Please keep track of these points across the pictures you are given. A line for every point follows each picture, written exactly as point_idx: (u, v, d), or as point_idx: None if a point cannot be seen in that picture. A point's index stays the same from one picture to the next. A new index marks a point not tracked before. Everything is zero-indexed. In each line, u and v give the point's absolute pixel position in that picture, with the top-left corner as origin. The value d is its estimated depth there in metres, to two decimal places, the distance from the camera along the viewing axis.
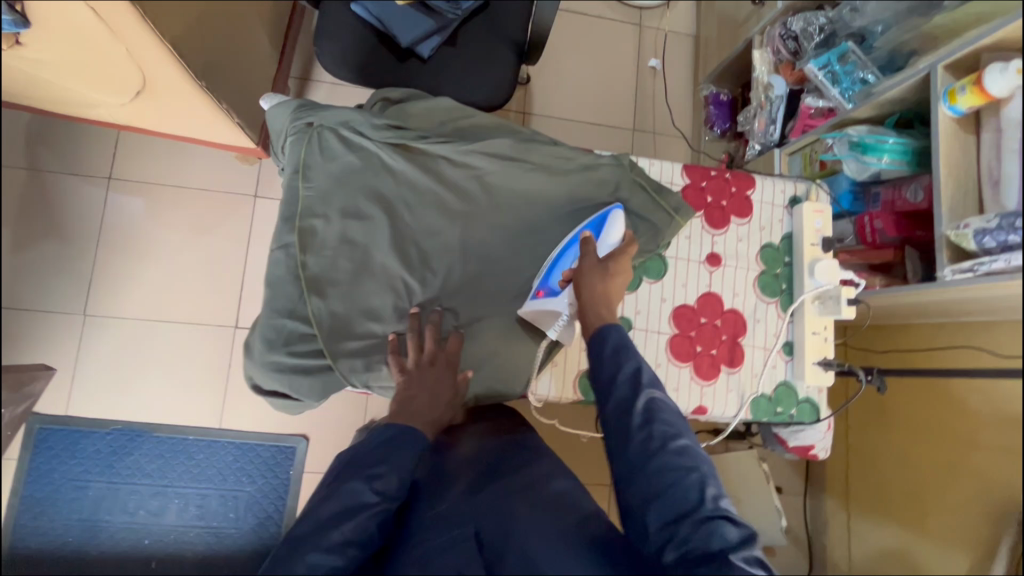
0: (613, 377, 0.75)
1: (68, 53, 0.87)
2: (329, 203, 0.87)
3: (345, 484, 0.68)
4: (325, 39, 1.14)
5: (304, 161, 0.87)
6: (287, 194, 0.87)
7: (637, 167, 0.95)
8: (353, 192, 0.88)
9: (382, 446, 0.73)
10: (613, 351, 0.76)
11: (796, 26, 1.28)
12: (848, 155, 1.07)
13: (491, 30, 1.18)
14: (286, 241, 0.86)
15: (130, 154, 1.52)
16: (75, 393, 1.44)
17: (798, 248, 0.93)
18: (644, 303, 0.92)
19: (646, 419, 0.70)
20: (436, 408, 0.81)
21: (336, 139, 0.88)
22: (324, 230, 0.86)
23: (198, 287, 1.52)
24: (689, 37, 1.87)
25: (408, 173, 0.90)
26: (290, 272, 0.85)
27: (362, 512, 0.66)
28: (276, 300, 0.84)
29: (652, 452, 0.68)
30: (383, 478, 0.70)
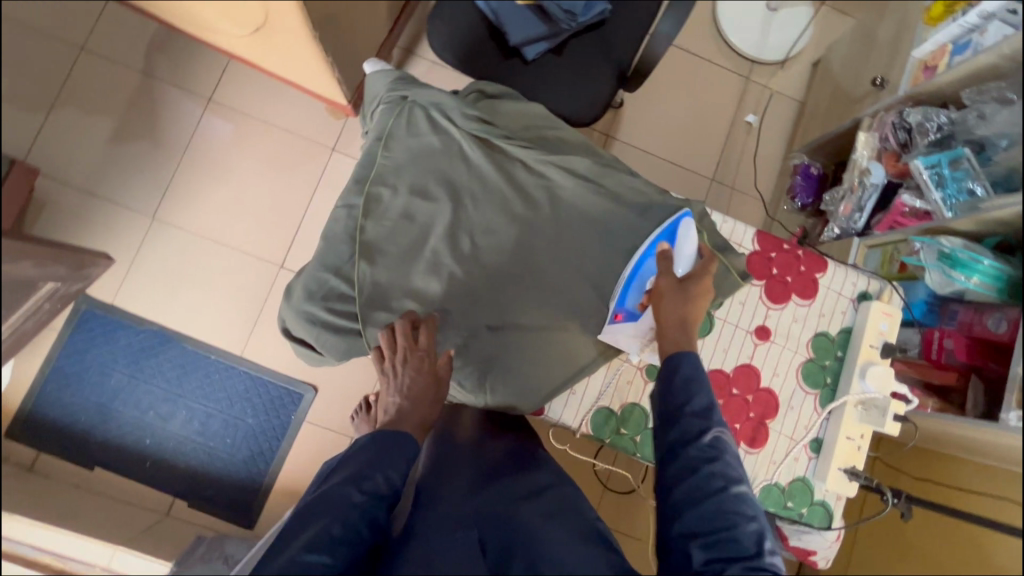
0: (682, 408, 0.74)
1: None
2: (400, 175, 0.90)
3: (336, 487, 0.70)
4: (440, 19, 1.16)
5: (389, 131, 0.91)
6: (365, 158, 0.91)
7: (708, 221, 0.91)
8: (426, 172, 0.90)
9: (379, 444, 0.75)
10: (685, 382, 0.75)
11: (912, 117, 1.22)
12: (934, 264, 1.00)
13: (599, 48, 1.18)
14: (352, 203, 0.90)
15: (234, 81, 1.60)
16: (125, 286, 1.52)
17: (854, 346, 0.88)
18: None
19: (711, 456, 0.70)
20: (424, 409, 0.80)
21: (424, 117, 0.92)
22: (390, 200, 0.89)
23: (259, 220, 1.59)
24: (795, 102, 1.81)
25: (482, 168, 0.91)
26: (347, 233, 0.88)
27: (350, 510, 0.68)
28: (329, 256, 0.88)
29: (713, 487, 0.68)
30: (372, 480, 0.71)
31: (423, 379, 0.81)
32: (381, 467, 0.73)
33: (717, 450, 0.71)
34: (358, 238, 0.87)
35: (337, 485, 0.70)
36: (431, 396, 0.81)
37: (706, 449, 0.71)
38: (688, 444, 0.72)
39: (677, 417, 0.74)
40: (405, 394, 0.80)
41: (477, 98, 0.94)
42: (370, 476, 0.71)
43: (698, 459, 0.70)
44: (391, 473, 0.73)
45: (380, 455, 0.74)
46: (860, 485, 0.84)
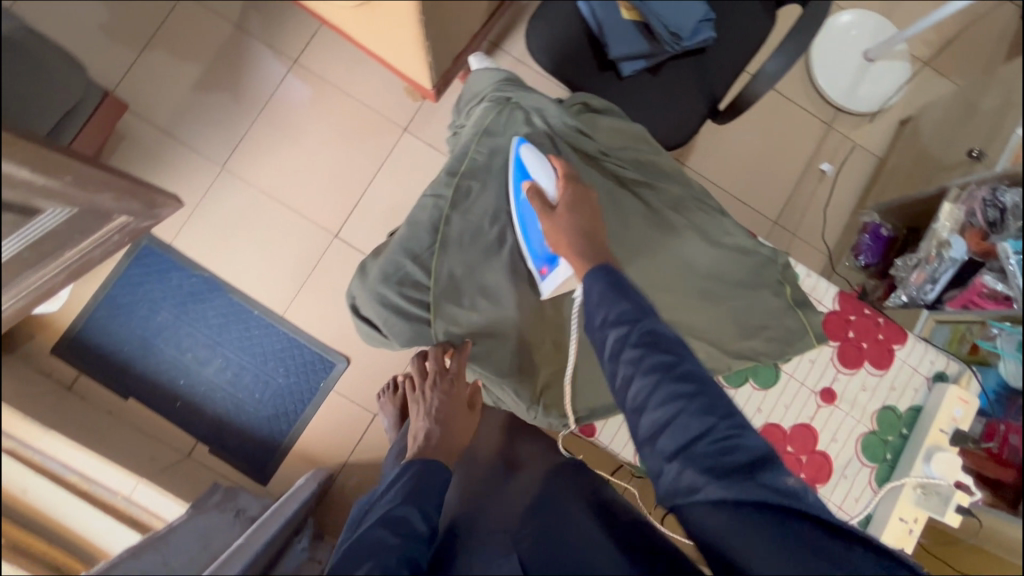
0: (602, 316, 0.69)
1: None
2: (491, 173, 0.91)
3: (370, 533, 0.66)
4: (543, 21, 1.16)
5: (488, 129, 0.91)
6: (460, 150, 0.92)
7: (790, 271, 0.90)
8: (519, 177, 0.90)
9: (409, 483, 0.75)
10: (599, 291, 0.70)
11: (1007, 197, 1.16)
12: (1013, 354, 0.97)
13: (696, 74, 1.16)
14: (440, 193, 0.90)
15: (320, 46, 1.62)
16: (185, 229, 1.56)
17: (922, 427, 0.85)
18: (739, 404, 0.88)
19: (644, 351, 0.65)
20: (453, 434, 0.88)
21: (524, 122, 0.91)
22: (479, 198, 0.90)
23: (321, 186, 1.61)
24: (874, 157, 1.75)
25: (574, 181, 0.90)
26: (432, 222, 0.89)
27: (386, 552, 0.63)
28: (411, 240, 0.88)
29: (653, 386, 0.63)
30: (406, 521, 0.68)
31: (450, 405, 0.90)
32: (411, 505, 0.71)
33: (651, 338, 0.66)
34: (443, 229, 0.88)
35: (370, 530, 0.67)
36: (460, 421, 0.89)
37: (637, 346, 0.65)
38: (620, 350, 0.66)
39: (602, 331, 0.68)
40: (437, 419, 0.88)
41: (581, 110, 0.92)
42: (403, 517, 0.69)
43: (630, 365, 0.64)
44: (424, 512, 0.71)
45: (411, 493, 0.73)
46: None
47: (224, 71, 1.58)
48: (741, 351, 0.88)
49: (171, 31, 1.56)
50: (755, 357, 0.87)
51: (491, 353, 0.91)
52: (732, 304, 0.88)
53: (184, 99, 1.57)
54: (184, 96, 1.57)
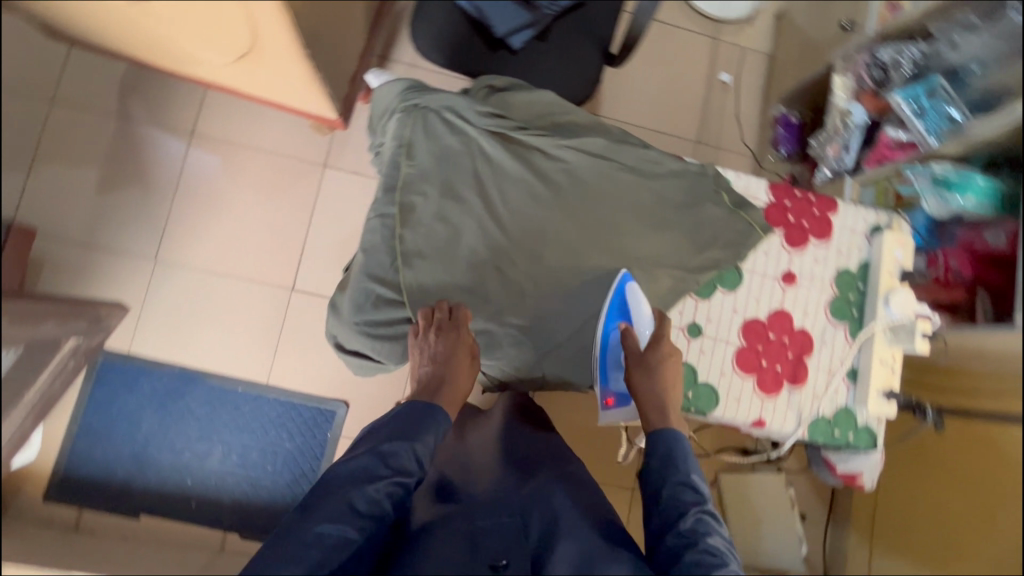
0: (659, 489, 0.76)
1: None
2: (429, 181, 0.91)
3: (361, 461, 0.76)
4: (423, 20, 1.17)
5: (409, 138, 0.92)
6: (389, 167, 0.92)
7: (722, 179, 0.95)
8: (452, 171, 0.92)
9: (403, 420, 0.80)
10: (661, 462, 0.78)
11: (885, 55, 1.28)
12: (929, 189, 1.05)
13: (581, 29, 1.21)
14: (385, 212, 0.90)
15: (212, 111, 1.58)
16: (138, 332, 1.51)
17: (874, 276, 0.92)
18: (716, 312, 0.92)
19: (691, 540, 0.70)
20: (457, 382, 0.86)
21: (439, 121, 0.93)
22: (424, 207, 0.90)
23: (261, 247, 1.58)
24: (764, 55, 1.86)
25: (501, 160, 0.93)
26: (385, 242, 0.90)
27: (371, 484, 0.74)
28: (371, 264, 0.89)
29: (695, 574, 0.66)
30: (399, 458, 0.76)
31: (458, 356, 0.86)
32: (406, 443, 0.78)
33: (698, 532, 0.70)
34: (397, 244, 0.89)
35: (363, 459, 0.76)
36: (465, 365, 0.86)
37: (683, 533, 0.71)
38: (667, 527, 0.72)
39: (658, 495, 0.76)
40: (440, 363, 0.85)
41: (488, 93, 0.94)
42: (395, 453, 0.76)
43: (678, 545, 0.70)
44: (417, 452, 0.78)
45: (405, 429, 0.79)
46: (897, 404, 0.89)
47: (124, 167, 1.54)
48: (703, 263, 0.93)
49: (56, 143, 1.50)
50: (716, 266, 0.92)
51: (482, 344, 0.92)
52: (681, 225, 0.93)
53: (92, 206, 1.51)
54: (90, 203, 1.51)
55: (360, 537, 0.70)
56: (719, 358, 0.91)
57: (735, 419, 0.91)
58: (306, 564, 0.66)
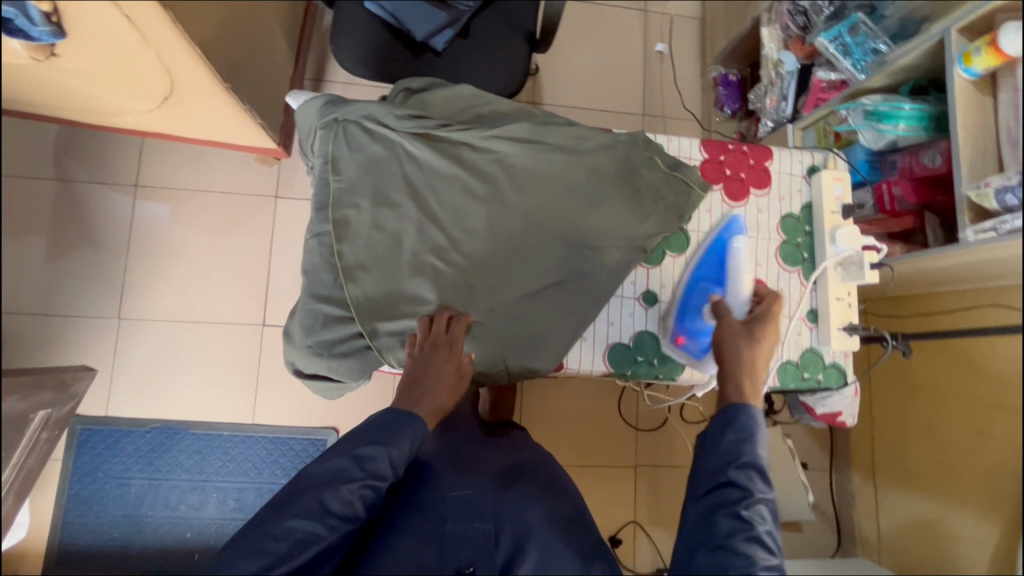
0: (725, 465, 0.74)
1: (95, 50, 0.91)
2: (357, 193, 0.90)
3: (335, 462, 0.75)
4: (341, 35, 1.17)
5: (332, 154, 0.91)
6: (319, 186, 0.92)
7: (654, 144, 0.96)
8: (379, 179, 0.90)
9: (383, 423, 0.79)
10: (735, 441, 0.75)
11: (804, 0, 1.31)
12: (863, 124, 1.07)
13: (501, 20, 1.21)
14: (320, 231, 0.91)
15: (152, 161, 1.57)
16: (113, 393, 1.49)
17: (818, 217, 0.93)
18: (670, 277, 0.96)
19: (744, 526, 0.69)
20: (436, 395, 0.83)
21: (360, 130, 0.91)
22: (357, 219, 0.89)
23: (224, 288, 1.57)
24: (695, 19, 1.87)
25: (427, 161, 0.91)
26: (326, 261, 0.90)
27: (345, 485, 0.73)
28: (315, 285, 0.89)
29: (742, 559, 0.67)
30: (373, 460, 0.76)
31: (444, 370, 0.85)
32: (384, 446, 0.77)
33: (751, 526, 0.69)
34: (339, 261, 0.89)
35: (339, 461, 0.75)
36: (449, 386, 0.84)
37: (739, 516, 0.70)
38: (719, 508, 0.71)
39: (723, 470, 0.74)
40: (422, 376, 0.84)
41: (406, 96, 0.97)
42: (370, 456, 0.75)
43: (729, 522, 0.70)
44: (392, 456, 0.77)
45: (382, 430, 0.78)
46: (860, 337, 0.89)
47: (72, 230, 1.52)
48: (649, 232, 0.92)
49: None
50: (660, 231, 0.92)
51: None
52: (619, 194, 0.91)
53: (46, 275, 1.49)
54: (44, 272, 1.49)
55: (330, 532, 0.71)
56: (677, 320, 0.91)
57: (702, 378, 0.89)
58: (272, 555, 0.68)
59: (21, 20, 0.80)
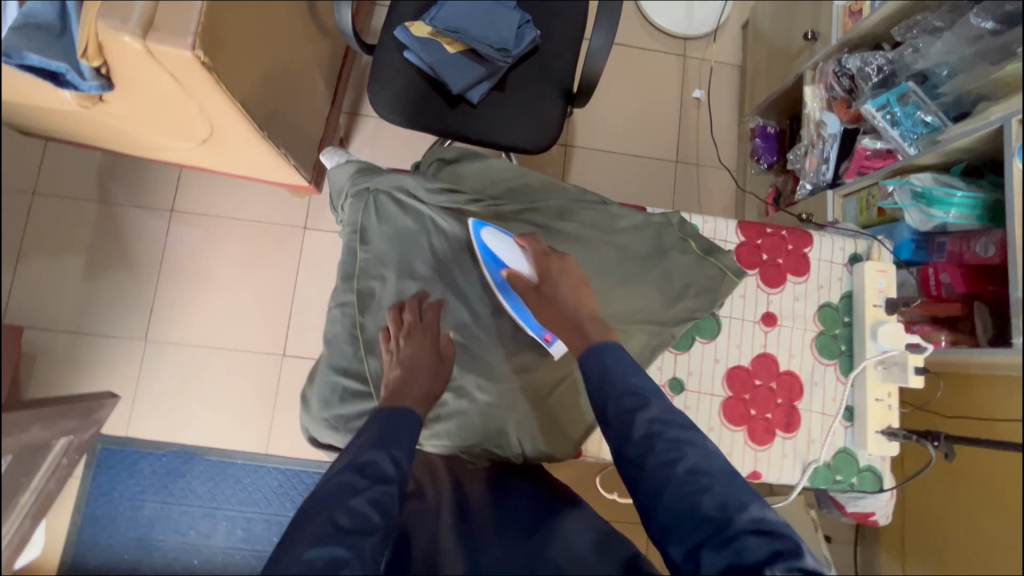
0: (607, 409, 0.80)
1: (139, 99, 0.92)
2: (385, 264, 0.94)
3: (338, 477, 0.71)
4: (379, 83, 1.17)
5: (362, 223, 0.94)
6: (347, 252, 0.94)
7: (688, 226, 0.93)
8: (407, 253, 0.95)
9: (376, 431, 0.78)
10: (598, 381, 0.81)
11: (851, 64, 1.27)
12: (911, 204, 1.01)
13: (539, 75, 1.21)
14: (345, 300, 0.93)
15: (189, 188, 1.61)
16: (134, 415, 1.51)
17: (858, 309, 0.88)
18: (697, 363, 0.88)
19: (647, 447, 0.76)
20: (422, 381, 0.86)
21: (391, 201, 0.95)
22: (381, 290, 0.93)
23: (248, 316, 1.59)
24: (735, 67, 1.84)
25: (453, 238, 0.96)
26: (349, 331, 0.92)
27: (354, 497, 0.68)
28: (335, 357, 0.92)
29: (663, 482, 0.73)
30: (374, 465, 0.72)
31: (424, 354, 0.88)
32: (383, 449, 0.74)
33: (655, 433, 0.76)
34: (360, 331, 0.92)
35: (340, 476, 0.71)
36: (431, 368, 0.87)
37: (639, 441, 0.76)
38: (625, 443, 0.77)
39: (607, 415, 0.80)
40: (406, 365, 0.87)
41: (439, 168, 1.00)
42: (370, 461, 0.72)
43: (638, 455, 0.76)
44: (393, 455, 0.74)
45: (379, 439, 0.76)
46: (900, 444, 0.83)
47: (108, 250, 1.56)
48: (677, 315, 0.89)
49: (41, 235, 1.54)
50: (692, 316, 0.88)
51: (459, 426, 0.91)
52: (649, 278, 0.91)
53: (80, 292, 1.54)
54: (77, 290, 1.53)
55: (353, 554, 0.62)
56: (706, 411, 0.86)
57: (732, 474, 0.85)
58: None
59: (72, 75, 0.82)
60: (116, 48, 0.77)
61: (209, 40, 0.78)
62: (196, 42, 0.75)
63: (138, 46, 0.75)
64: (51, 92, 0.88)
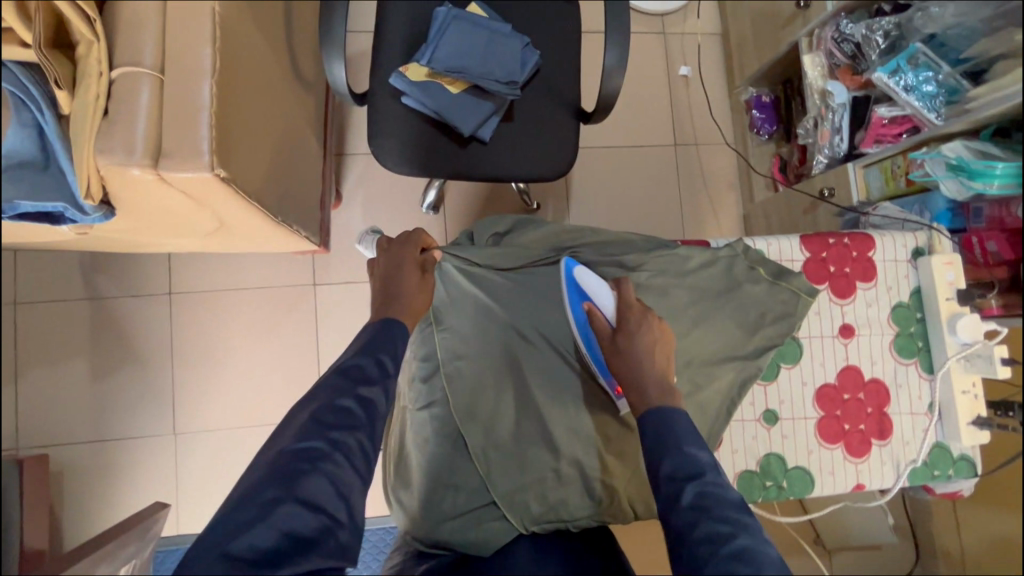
0: (654, 471, 0.68)
1: (145, 214, 0.84)
2: (467, 346, 0.93)
3: (330, 376, 0.77)
4: (383, 136, 1.10)
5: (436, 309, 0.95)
6: (425, 343, 0.95)
7: (752, 252, 0.94)
8: (491, 331, 0.94)
9: (366, 338, 0.82)
10: (653, 440, 0.70)
11: (854, 30, 1.25)
12: (947, 176, 1.02)
13: (547, 97, 1.15)
14: (434, 395, 0.92)
15: (182, 265, 1.51)
16: (181, 512, 1.45)
17: (931, 305, 0.91)
18: (787, 392, 0.91)
19: (698, 513, 0.63)
20: (403, 283, 0.89)
21: (458, 279, 0.96)
22: (468, 376, 0.91)
23: (276, 387, 1.52)
24: (716, 36, 1.79)
25: (530, 309, 0.96)
26: (448, 427, 0.90)
27: (339, 395, 0.74)
28: (434, 456, 0.90)
29: (705, 557, 0.59)
30: (363, 366, 0.78)
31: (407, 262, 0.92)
32: (371, 358, 0.79)
33: (705, 507, 0.63)
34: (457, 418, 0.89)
35: (329, 376, 0.77)
36: (411, 273, 0.90)
37: (687, 508, 0.63)
38: (672, 507, 0.64)
39: (656, 476, 0.67)
40: (386, 269, 0.91)
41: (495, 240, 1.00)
42: (356, 366, 0.78)
43: (683, 519, 0.63)
44: (379, 360, 0.79)
45: (367, 346, 0.81)
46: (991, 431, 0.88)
47: (111, 348, 1.47)
48: (759, 345, 0.91)
49: (37, 346, 1.44)
50: (774, 345, 0.91)
51: (566, 503, 0.89)
52: (725, 313, 0.92)
53: (91, 398, 1.45)
54: (89, 396, 1.45)
55: (335, 450, 0.70)
56: (804, 436, 0.90)
57: (837, 491, 0.90)
58: (277, 474, 0.66)
59: (72, 211, 0.73)
60: (125, 178, 0.69)
61: (225, 152, 0.71)
62: (214, 160, 0.68)
63: (150, 175, 0.68)
64: (46, 228, 0.79)
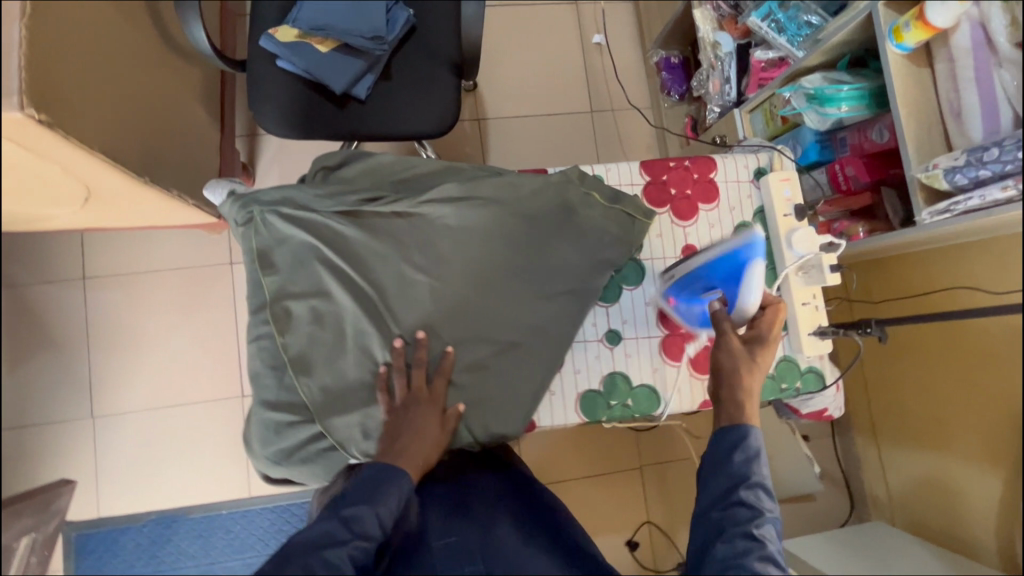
0: (734, 484, 0.77)
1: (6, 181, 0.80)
2: (296, 281, 0.89)
3: (320, 526, 0.71)
4: (260, 98, 1.12)
5: (255, 249, 0.89)
6: (251, 283, 0.90)
7: (585, 177, 0.98)
8: (317, 270, 0.88)
9: (364, 483, 0.76)
10: (745, 458, 0.78)
11: None
12: (807, 107, 1.04)
13: (422, 54, 1.16)
14: (262, 332, 0.89)
15: (96, 251, 1.52)
16: (102, 494, 1.46)
17: (772, 221, 0.98)
18: (629, 312, 0.98)
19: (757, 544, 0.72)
20: (421, 441, 0.82)
21: (278, 217, 0.89)
22: (297, 312, 0.88)
23: (194, 366, 1.52)
24: (627, 5, 1.82)
25: (352, 239, 0.90)
26: (276, 360, 0.89)
27: (333, 548, 0.69)
28: (262, 393, 0.88)
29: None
30: (360, 519, 0.72)
31: (430, 417, 0.84)
32: (370, 505, 0.73)
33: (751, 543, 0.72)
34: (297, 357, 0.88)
35: (323, 524, 0.72)
36: (433, 434, 0.83)
37: (752, 534, 0.72)
38: (731, 527, 0.74)
39: (733, 491, 0.77)
40: (404, 427, 0.82)
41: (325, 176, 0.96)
42: (356, 517, 0.72)
43: (742, 539, 0.72)
44: (379, 513, 0.73)
45: (366, 492, 0.75)
46: (831, 340, 0.94)
47: None
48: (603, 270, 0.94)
49: None
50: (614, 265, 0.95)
51: None
52: (580, 245, 0.94)
53: None
54: None
55: None
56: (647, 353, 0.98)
57: (679, 405, 0.98)
58: None
59: None
60: None
61: (40, 96, 0.73)
62: (23, 99, 0.70)
63: None
64: None
